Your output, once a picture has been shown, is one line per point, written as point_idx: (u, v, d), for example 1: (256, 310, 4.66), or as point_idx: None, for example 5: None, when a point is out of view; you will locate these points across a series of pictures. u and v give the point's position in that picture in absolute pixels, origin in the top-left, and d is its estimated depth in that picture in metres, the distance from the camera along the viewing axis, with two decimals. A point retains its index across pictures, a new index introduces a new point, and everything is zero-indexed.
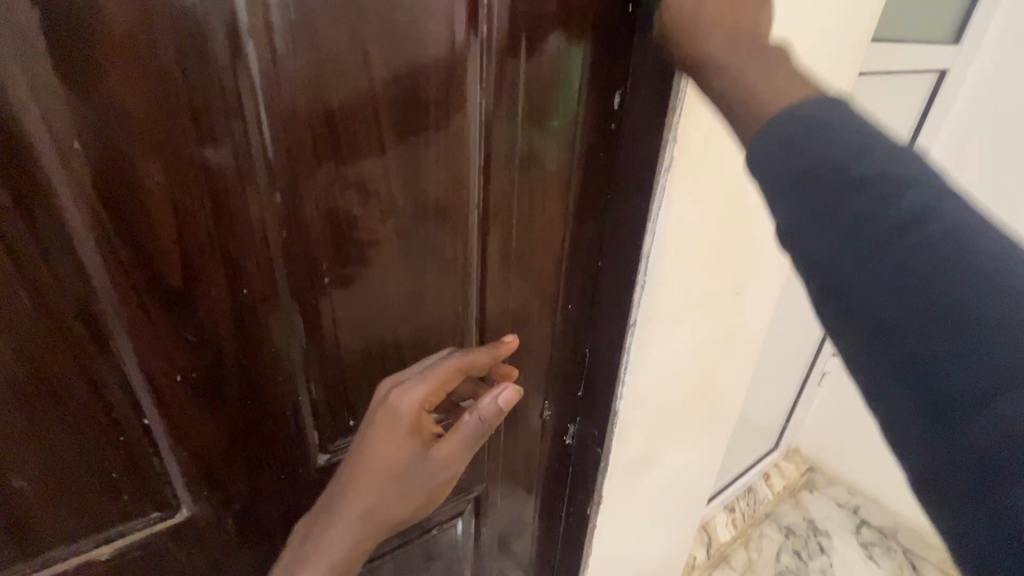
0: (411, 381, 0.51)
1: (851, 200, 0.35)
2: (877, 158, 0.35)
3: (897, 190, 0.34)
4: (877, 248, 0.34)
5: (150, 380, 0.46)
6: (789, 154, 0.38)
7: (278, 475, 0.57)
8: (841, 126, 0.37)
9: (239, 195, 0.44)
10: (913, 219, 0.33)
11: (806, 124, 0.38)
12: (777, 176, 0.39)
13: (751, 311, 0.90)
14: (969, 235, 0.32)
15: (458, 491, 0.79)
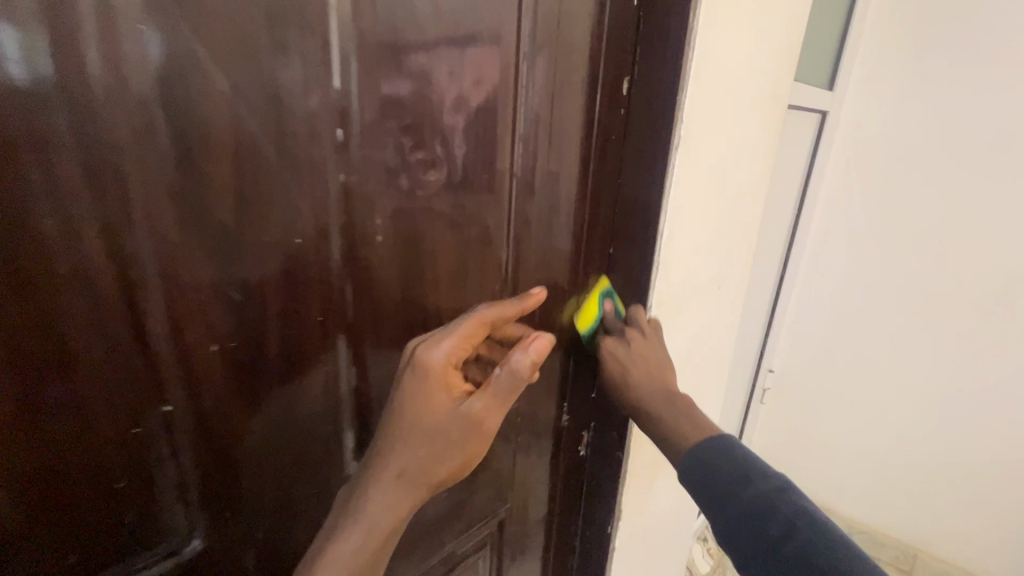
0: (440, 333, 0.47)
1: (734, 528, 0.56)
2: (754, 488, 0.56)
3: (771, 518, 0.54)
4: (768, 559, 0.53)
5: (179, 357, 0.36)
6: (702, 484, 0.60)
7: (309, 491, 0.47)
8: (731, 463, 0.59)
9: (303, 126, 0.38)
10: (786, 541, 0.52)
11: (696, 459, 0.61)
12: (699, 495, 0.61)
13: (720, 305, 1.00)
14: (819, 547, 0.51)
15: (484, 512, 0.71)
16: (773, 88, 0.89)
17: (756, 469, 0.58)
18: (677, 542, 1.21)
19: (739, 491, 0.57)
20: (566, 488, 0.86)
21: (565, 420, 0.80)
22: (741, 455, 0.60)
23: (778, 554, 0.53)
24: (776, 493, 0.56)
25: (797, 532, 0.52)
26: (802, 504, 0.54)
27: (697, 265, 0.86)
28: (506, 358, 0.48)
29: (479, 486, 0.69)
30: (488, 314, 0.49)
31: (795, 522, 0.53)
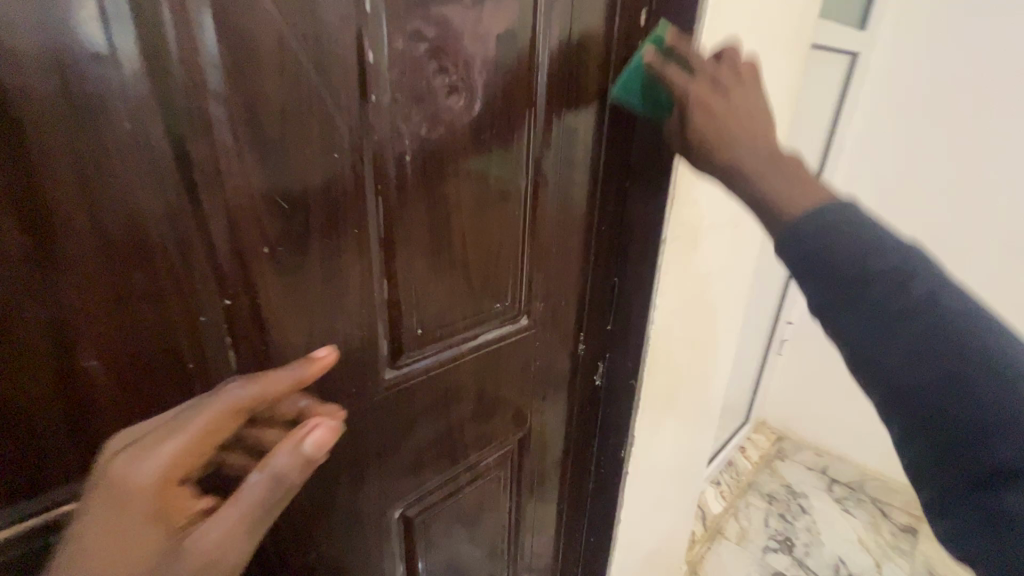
0: (162, 435, 0.37)
1: (875, 291, 0.42)
2: (882, 255, 0.43)
3: (912, 281, 0.41)
4: (883, 334, 0.42)
5: (237, 257, 0.41)
6: (824, 248, 0.45)
7: (349, 390, 0.53)
8: (854, 220, 0.45)
9: (338, 46, 0.42)
10: (911, 318, 0.41)
11: (818, 212, 0.46)
12: (809, 258, 0.46)
13: (739, 248, 1.02)
14: (960, 326, 0.39)
15: (505, 430, 0.76)
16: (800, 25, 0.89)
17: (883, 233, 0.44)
18: (691, 477, 1.26)
19: (876, 247, 0.43)
20: (582, 415, 0.92)
21: (582, 349, 0.84)
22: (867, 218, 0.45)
23: (922, 320, 0.40)
24: (912, 262, 0.42)
25: (946, 297, 0.40)
26: (942, 278, 0.42)
27: (716, 205, 0.88)
28: (264, 459, 0.40)
29: (501, 404, 0.74)
30: (244, 397, 0.40)
31: (932, 298, 0.40)
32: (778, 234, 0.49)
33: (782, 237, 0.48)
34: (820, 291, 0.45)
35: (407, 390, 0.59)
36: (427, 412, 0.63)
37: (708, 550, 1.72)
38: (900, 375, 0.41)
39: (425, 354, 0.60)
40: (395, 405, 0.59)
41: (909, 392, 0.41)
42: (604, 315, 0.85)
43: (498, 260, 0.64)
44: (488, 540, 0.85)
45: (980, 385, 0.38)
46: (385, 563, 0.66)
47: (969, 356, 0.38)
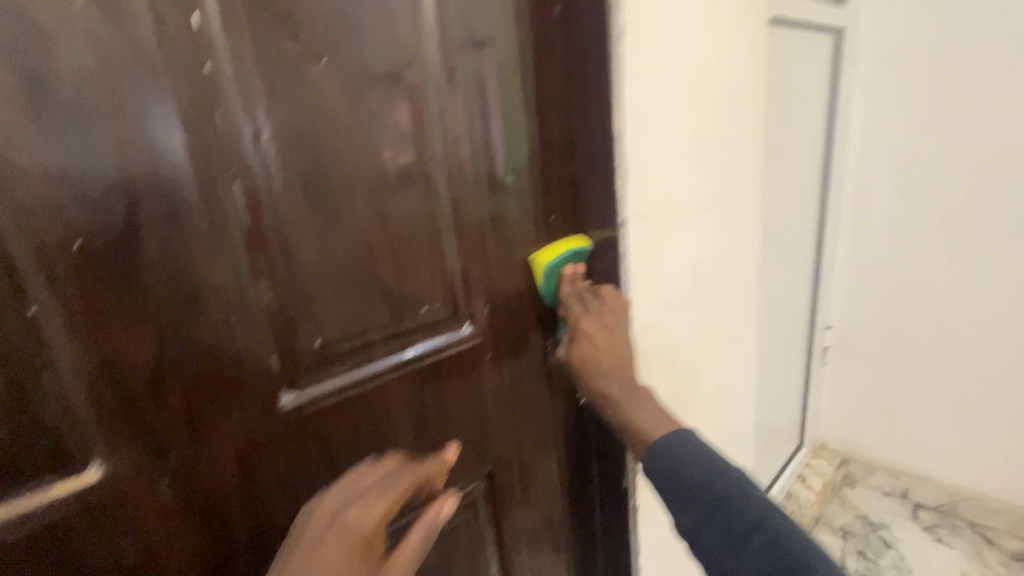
0: (368, 493, 0.49)
1: (718, 517, 0.55)
2: (720, 486, 0.56)
3: (742, 509, 0.54)
4: (736, 559, 0.53)
5: (41, 258, 0.35)
6: (678, 478, 0.58)
7: (228, 419, 0.45)
8: (697, 454, 0.59)
9: (146, 10, 0.37)
10: (753, 538, 0.53)
11: (673, 443, 0.60)
12: (673, 489, 0.59)
13: (732, 234, 0.91)
14: (786, 540, 0.52)
15: (465, 464, 0.65)
16: None
17: (717, 467, 0.58)
18: None
19: (713, 475, 0.57)
20: (575, 445, 0.78)
21: (556, 365, 0.73)
22: (707, 451, 0.59)
23: (752, 544, 0.53)
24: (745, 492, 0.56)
25: (766, 520, 0.53)
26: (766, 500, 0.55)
27: (689, 182, 0.78)
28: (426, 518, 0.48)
29: (455, 437, 0.63)
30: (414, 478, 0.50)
31: (761, 522, 0.53)
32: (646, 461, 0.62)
33: (649, 466, 0.61)
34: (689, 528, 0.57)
35: (315, 418, 0.50)
36: (348, 446, 0.53)
37: None
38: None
39: (336, 374, 0.51)
40: (300, 437, 0.49)
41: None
42: None
43: (417, 261, 0.56)
44: None
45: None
46: None
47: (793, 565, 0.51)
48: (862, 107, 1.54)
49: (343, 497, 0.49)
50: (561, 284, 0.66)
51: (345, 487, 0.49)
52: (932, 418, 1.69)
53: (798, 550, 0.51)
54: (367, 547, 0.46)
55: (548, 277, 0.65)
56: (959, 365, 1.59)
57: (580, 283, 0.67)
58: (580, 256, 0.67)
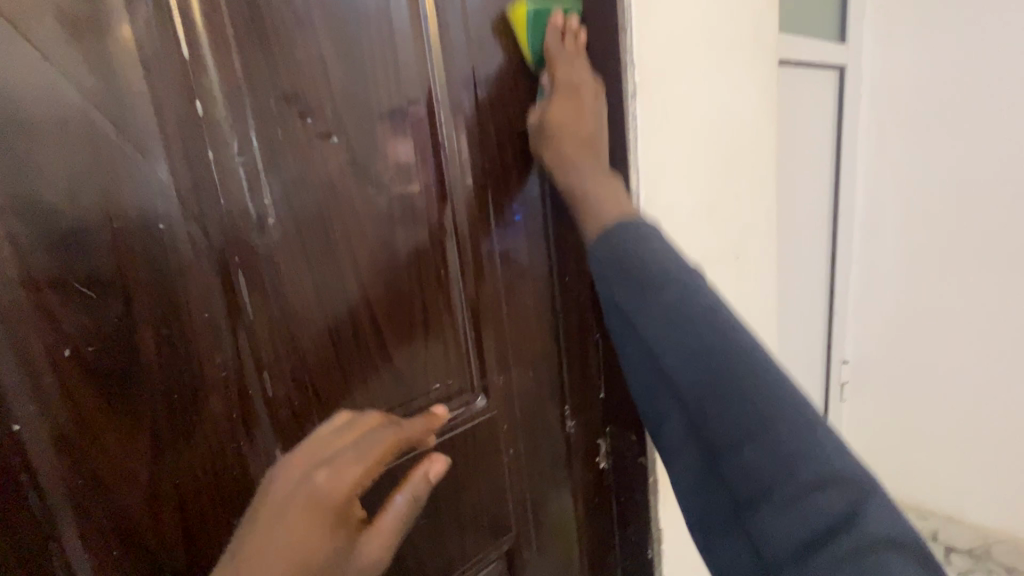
0: (347, 455, 0.40)
1: (663, 311, 0.44)
2: (674, 277, 0.45)
3: (693, 304, 0.43)
4: (675, 356, 0.44)
5: (28, 368, 0.32)
6: (621, 262, 0.47)
7: (229, 523, 0.41)
8: (647, 240, 0.47)
9: (144, 101, 0.35)
10: (697, 330, 0.43)
11: (628, 224, 0.49)
12: (614, 266, 0.47)
13: (749, 281, 0.88)
14: (739, 340, 0.42)
15: (481, 544, 0.61)
16: (765, 33, 0.82)
17: (683, 263, 0.46)
18: None
19: (667, 261, 0.46)
20: (595, 512, 0.73)
21: (573, 428, 0.69)
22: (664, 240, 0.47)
23: (693, 339, 0.43)
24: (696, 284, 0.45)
25: (721, 320, 0.43)
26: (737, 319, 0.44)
27: (705, 233, 0.76)
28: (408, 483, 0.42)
29: (468, 516, 0.59)
30: (399, 436, 0.43)
31: (734, 354, 0.42)
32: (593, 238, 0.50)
33: (596, 241, 0.49)
34: (636, 329, 0.47)
35: None
36: None
37: None
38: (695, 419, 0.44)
39: None
40: None
41: (703, 435, 0.44)
42: (593, 385, 0.70)
43: (428, 333, 0.53)
44: None
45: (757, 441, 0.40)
46: None
47: (755, 387, 0.40)
48: (868, 141, 1.53)
49: (314, 454, 0.40)
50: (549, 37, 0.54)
51: (318, 443, 0.41)
52: (958, 458, 1.62)
53: (756, 359, 0.42)
54: (339, 517, 0.39)
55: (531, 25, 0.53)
56: (983, 404, 1.54)
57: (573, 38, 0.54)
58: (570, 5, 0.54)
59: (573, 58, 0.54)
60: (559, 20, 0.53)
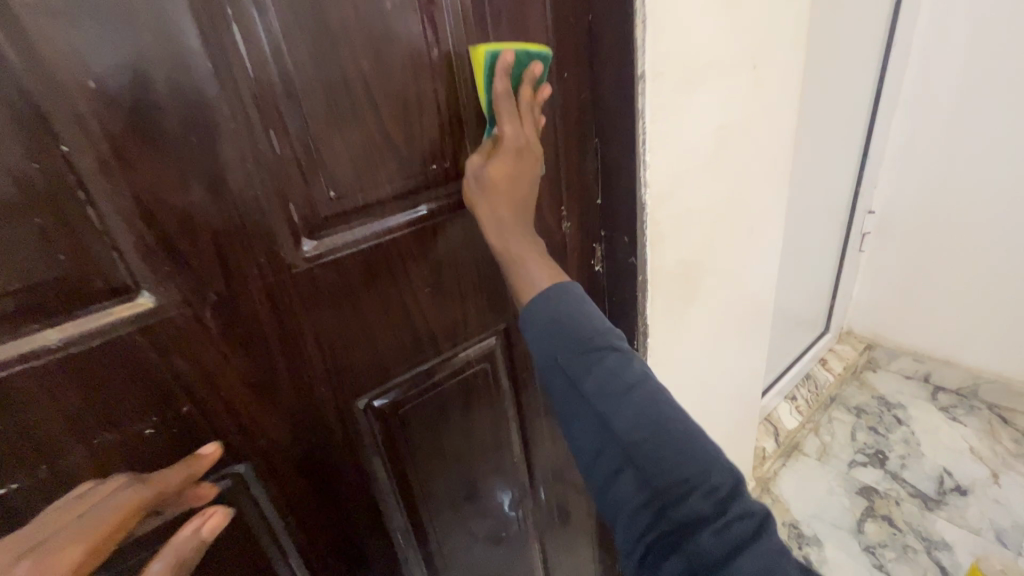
0: (72, 532, 0.39)
1: (589, 361, 0.51)
2: (599, 343, 0.52)
3: (605, 358, 0.51)
4: (608, 397, 0.49)
5: (61, 98, 0.37)
6: (558, 354, 0.52)
7: (258, 260, 0.49)
8: (579, 315, 0.53)
9: None
10: (615, 369, 0.51)
11: (563, 293, 0.54)
12: (549, 328, 0.53)
13: (767, 95, 0.85)
14: (651, 390, 0.50)
15: (482, 319, 0.70)
16: None
17: (613, 339, 0.53)
18: (736, 380, 1.15)
19: (587, 318, 0.53)
20: None
21: (569, 229, 0.74)
22: (585, 319, 0.53)
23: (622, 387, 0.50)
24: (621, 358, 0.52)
25: (636, 375, 0.51)
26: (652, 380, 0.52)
27: (721, 33, 0.72)
28: (168, 542, 0.43)
29: (468, 293, 0.67)
30: (146, 494, 0.43)
31: (657, 398, 0.50)
32: (530, 308, 0.54)
33: (535, 304, 0.54)
34: (569, 382, 0.51)
35: (337, 265, 0.54)
36: (368, 292, 0.57)
37: (784, 467, 1.58)
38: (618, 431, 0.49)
39: (352, 226, 0.54)
40: (324, 282, 0.54)
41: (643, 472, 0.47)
42: (590, 189, 0.74)
43: (424, 114, 0.55)
44: (491, 450, 0.79)
45: (694, 449, 0.48)
46: (365, 456, 0.64)
47: (659, 414, 0.49)
48: None
49: (20, 544, 0.38)
50: (499, 82, 0.54)
51: (25, 537, 0.38)
52: (965, 307, 1.65)
53: (658, 395, 0.50)
54: None
55: (485, 69, 0.53)
56: (1004, 257, 1.51)
57: (526, 82, 0.56)
58: (533, 55, 0.55)
59: (520, 122, 0.56)
60: (525, 69, 0.55)
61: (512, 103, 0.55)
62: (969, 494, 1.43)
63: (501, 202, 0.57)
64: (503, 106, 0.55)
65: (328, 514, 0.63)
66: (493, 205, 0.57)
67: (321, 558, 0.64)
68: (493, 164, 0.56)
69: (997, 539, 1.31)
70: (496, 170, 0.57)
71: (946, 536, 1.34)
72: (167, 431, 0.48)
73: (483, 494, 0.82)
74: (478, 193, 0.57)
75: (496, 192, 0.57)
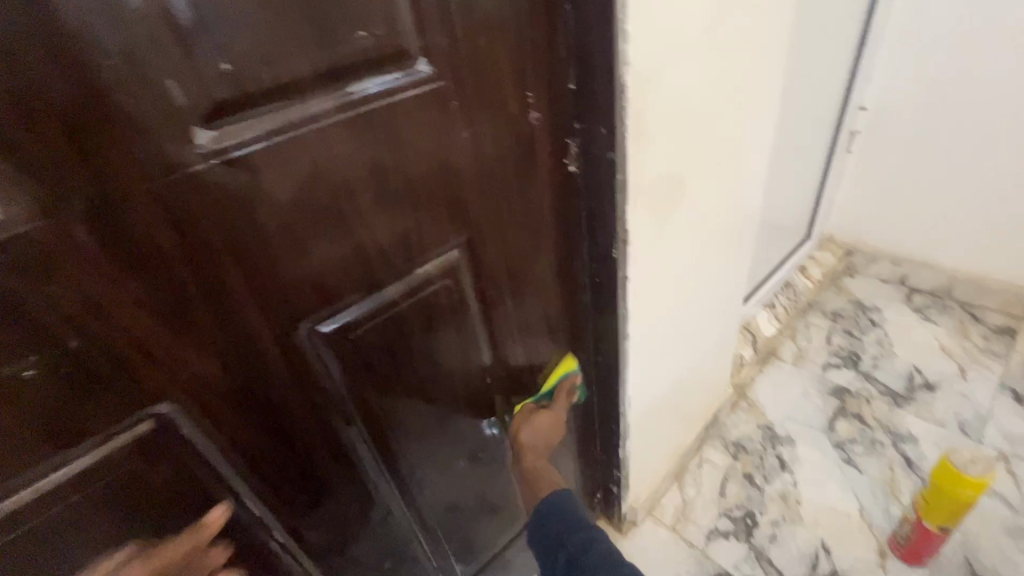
0: None
1: (564, 521, 0.75)
2: (579, 538, 0.73)
3: (578, 530, 0.74)
4: (573, 535, 0.73)
5: None
6: (548, 534, 0.75)
7: (136, 157, 0.38)
8: (569, 514, 0.76)
9: None
10: (583, 534, 0.73)
11: (560, 497, 0.78)
12: (548, 537, 0.75)
13: None
14: (605, 545, 0.71)
15: (441, 232, 0.60)
16: None
17: (589, 527, 0.74)
18: (719, 289, 1.10)
19: (574, 517, 0.75)
20: (561, 215, 0.73)
21: (537, 120, 0.63)
22: (570, 511, 0.76)
23: (577, 527, 0.74)
24: (592, 533, 0.73)
25: (597, 534, 0.73)
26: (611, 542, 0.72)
27: None
28: None
29: (422, 200, 0.57)
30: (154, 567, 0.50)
31: (608, 552, 0.70)
32: (534, 514, 0.79)
33: (536, 510, 0.78)
34: (554, 541, 0.74)
35: (250, 163, 0.43)
36: (295, 198, 0.47)
37: (761, 373, 1.59)
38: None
39: (265, 115, 0.43)
40: (232, 185, 0.43)
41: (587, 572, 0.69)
42: (561, 70, 0.62)
43: None
44: (460, 372, 0.73)
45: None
46: (316, 388, 0.57)
47: (604, 551, 0.70)
48: None
49: None
50: (556, 395, 0.86)
51: None
52: (954, 205, 1.60)
53: (609, 545, 0.71)
54: None
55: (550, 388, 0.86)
56: (1000, 146, 1.45)
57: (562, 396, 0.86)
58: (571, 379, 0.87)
59: (558, 401, 0.86)
60: (565, 392, 0.86)
61: (557, 409, 0.86)
62: (937, 390, 1.47)
63: (528, 430, 0.84)
64: (553, 410, 0.85)
65: (279, 449, 0.57)
66: (534, 431, 0.84)
67: (278, 492, 0.60)
68: (539, 424, 0.84)
69: (959, 429, 1.37)
70: (535, 424, 0.84)
71: (913, 429, 1.39)
72: (52, 373, 0.40)
73: (454, 417, 0.77)
74: (528, 439, 0.84)
75: (541, 436, 0.85)
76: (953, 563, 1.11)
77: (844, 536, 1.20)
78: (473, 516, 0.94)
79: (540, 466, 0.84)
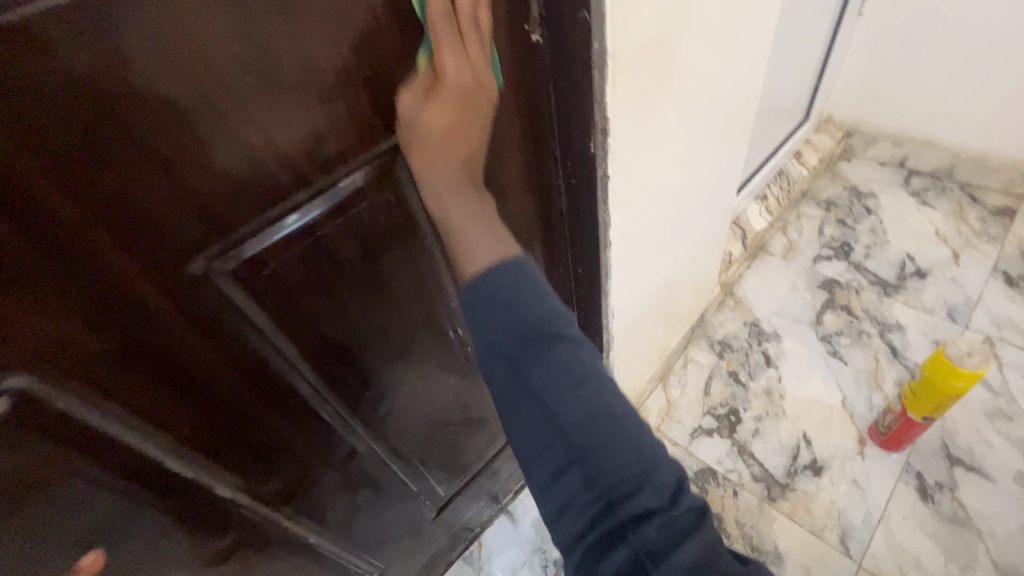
0: None
1: (515, 317, 0.43)
2: (540, 344, 0.43)
3: (541, 330, 0.43)
4: (531, 348, 0.43)
5: None
6: (487, 333, 0.44)
7: None
8: (515, 298, 0.43)
9: None
10: (550, 341, 0.43)
11: (503, 268, 0.45)
12: (488, 340, 0.44)
13: None
14: (585, 359, 0.43)
15: (368, 131, 0.47)
16: None
17: (557, 326, 0.43)
18: (709, 183, 0.99)
19: (527, 305, 0.43)
20: (524, 102, 0.59)
21: None
22: (521, 297, 0.44)
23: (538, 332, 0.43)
24: (562, 336, 0.43)
25: (569, 340, 0.43)
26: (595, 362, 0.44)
27: None
28: None
29: (333, 90, 0.42)
30: None
31: (597, 382, 0.43)
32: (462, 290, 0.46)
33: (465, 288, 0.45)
34: (496, 350, 0.43)
35: (38, 38, 0.28)
36: (135, 93, 0.33)
37: (749, 270, 1.52)
38: (563, 429, 0.42)
39: None
40: (16, 77, 0.28)
41: (560, 427, 0.42)
42: None
43: None
44: (415, 298, 0.64)
45: (629, 437, 0.42)
46: (234, 334, 0.48)
47: (587, 377, 0.43)
48: None
49: None
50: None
51: None
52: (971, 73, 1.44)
53: (592, 366, 0.44)
54: None
55: None
56: None
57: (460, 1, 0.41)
58: None
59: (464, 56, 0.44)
60: None
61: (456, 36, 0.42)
62: (928, 277, 1.43)
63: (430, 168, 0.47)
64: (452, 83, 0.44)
65: (199, 406, 0.49)
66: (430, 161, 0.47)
67: (212, 450, 0.52)
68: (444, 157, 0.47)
69: (947, 316, 1.34)
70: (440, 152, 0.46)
71: (901, 318, 1.36)
72: None
73: (415, 347, 0.69)
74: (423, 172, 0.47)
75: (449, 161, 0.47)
76: (931, 447, 1.13)
77: (826, 427, 1.20)
78: (451, 438, 0.90)
79: (472, 245, 0.47)
